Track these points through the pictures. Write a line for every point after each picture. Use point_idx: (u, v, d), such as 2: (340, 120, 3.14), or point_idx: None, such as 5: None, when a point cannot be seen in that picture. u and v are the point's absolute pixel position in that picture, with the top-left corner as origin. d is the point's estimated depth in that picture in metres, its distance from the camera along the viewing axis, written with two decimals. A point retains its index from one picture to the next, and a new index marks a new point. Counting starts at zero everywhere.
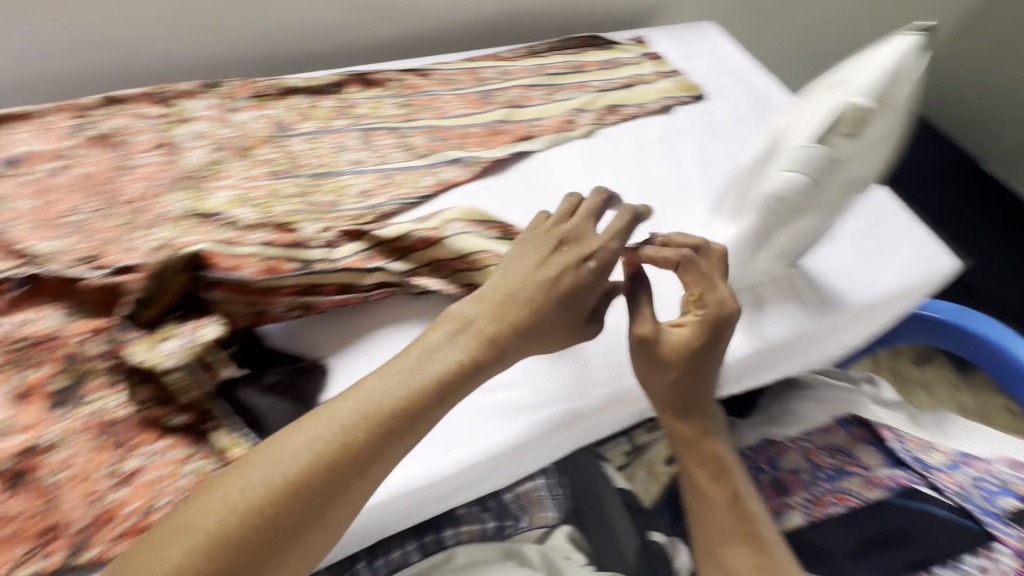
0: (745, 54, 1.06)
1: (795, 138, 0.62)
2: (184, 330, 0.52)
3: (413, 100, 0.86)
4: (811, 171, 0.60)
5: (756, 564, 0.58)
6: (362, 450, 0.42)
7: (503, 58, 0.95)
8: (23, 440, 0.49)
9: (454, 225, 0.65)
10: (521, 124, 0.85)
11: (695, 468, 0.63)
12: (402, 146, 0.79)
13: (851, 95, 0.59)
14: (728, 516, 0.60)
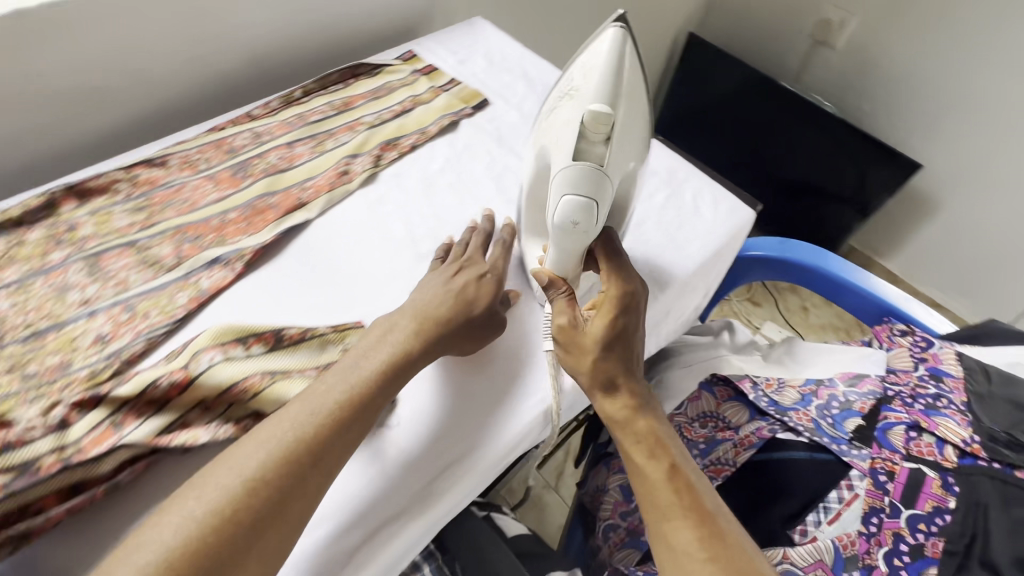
0: (520, 44, 1.02)
1: (556, 159, 0.58)
2: None
3: (151, 199, 0.72)
4: (583, 189, 0.56)
5: (695, 540, 0.50)
6: (290, 472, 0.46)
7: (255, 116, 0.83)
8: None
9: (204, 357, 0.54)
10: (288, 191, 0.75)
11: (627, 442, 0.57)
12: (144, 262, 0.66)
13: (583, 101, 0.56)
14: (666, 488, 0.53)
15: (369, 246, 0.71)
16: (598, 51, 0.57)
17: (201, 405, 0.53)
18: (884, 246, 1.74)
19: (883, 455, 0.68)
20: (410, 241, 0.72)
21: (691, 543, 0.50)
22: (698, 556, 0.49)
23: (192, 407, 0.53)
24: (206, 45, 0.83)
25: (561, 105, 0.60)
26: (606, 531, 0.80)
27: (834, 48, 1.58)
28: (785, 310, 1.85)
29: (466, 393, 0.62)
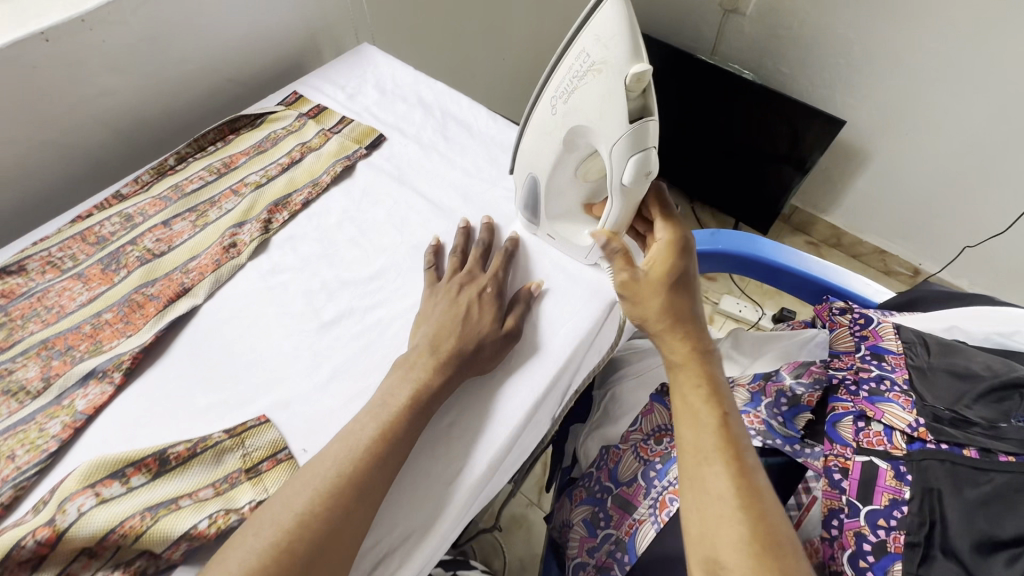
0: (412, 67, 0.96)
1: (602, 128, 0.51)
2: None
3: (9, 314, 0.64)
4: (649, 145, 0.51)
5: (733, 495, 0.47)
6: (326, 522, 0.46)
7: (124, 196, 0.76)
8: None
9: (72, 506, 0.48)
10: (169, 277, 0.68)
11: (686, 377, 0.55)
12: (6, 392, 0.58)
13: (619, 65, 0.47)
14: (714, 434, 0.50)
15: (266, 326, 0.65)
16: (609, 12, 0.47)
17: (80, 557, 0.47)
18: (824, 201, 1.76)
19: (835, 451, 0.66)
20: (312, 312, 0.66)
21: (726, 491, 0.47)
22: (733, 508, 0.46)
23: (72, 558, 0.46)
24: (54, 126, 0.74)
25: (583, 77, 0.50)
26: (577, 570, 0.76)
27: (746, 15, 1.52)
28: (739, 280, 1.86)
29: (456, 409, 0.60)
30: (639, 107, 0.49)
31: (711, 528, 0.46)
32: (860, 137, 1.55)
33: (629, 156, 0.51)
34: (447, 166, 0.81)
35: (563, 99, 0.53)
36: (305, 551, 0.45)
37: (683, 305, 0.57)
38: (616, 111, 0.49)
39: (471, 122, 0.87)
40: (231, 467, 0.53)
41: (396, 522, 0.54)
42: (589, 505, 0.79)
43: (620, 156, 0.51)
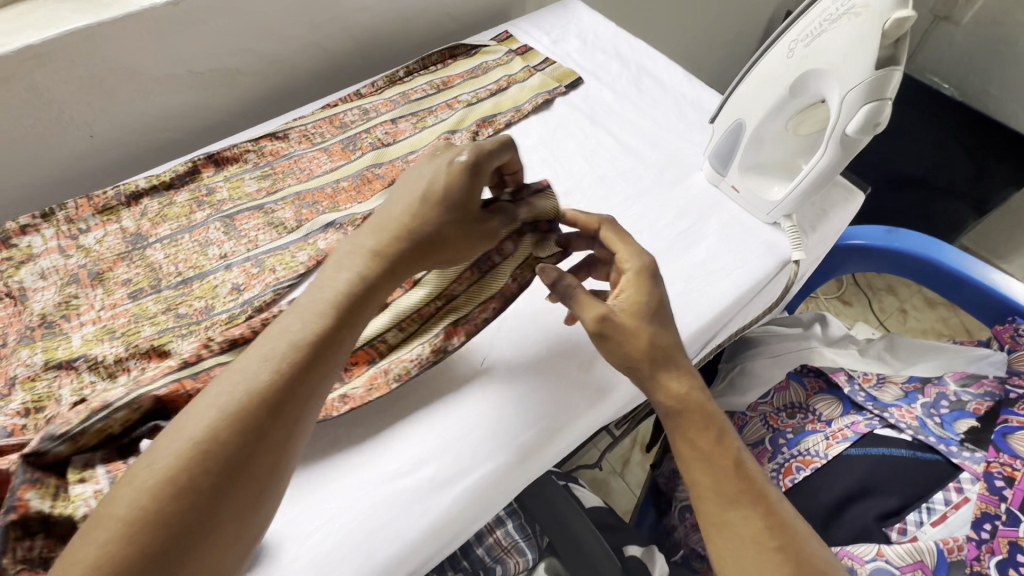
0: (615, 23, 1.01)
1: (841, 72, 0.53)
2: (107, 474, 0.49)
3: (275, 168, 0.80)
4: (885, 95, 0.52)
5: (767, 531, 0.48)
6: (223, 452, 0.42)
7: (363, 95, 0.90)
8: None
9: None
10: (392, 163, 0.80)
11: (689, 424, 0.53)
12: (270, 224, 0.74)
13: (880, 10, 0.49)
14: (727, 475, 0.51)
15: None
16: None
17: (399, 325, 0.63)
18: (1004, 247, 1.55)
19: (1000, 459, 0.63)
20: None
21: (757, 536, 0.48)
22: (768, 547, 0.48)
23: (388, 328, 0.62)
24: (322, 30, 0.90)
25: (837, 23, 0.53)
26: (682, 513, 0.79)
27: (960, 25, 1.41)
28: (879, 310, 1.72)
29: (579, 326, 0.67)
30: (889, 57, 0.51)
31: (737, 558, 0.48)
32: None
33: (861, 105, 0.53)
34: (639, 114, 0.86)
35: (805, 44, 0.56)
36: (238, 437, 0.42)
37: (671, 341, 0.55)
38: (864, 56, 0.51)
39: (666, 79, 0.91)
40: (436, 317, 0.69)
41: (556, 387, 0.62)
42: None
43: (852, 103, 0.53)
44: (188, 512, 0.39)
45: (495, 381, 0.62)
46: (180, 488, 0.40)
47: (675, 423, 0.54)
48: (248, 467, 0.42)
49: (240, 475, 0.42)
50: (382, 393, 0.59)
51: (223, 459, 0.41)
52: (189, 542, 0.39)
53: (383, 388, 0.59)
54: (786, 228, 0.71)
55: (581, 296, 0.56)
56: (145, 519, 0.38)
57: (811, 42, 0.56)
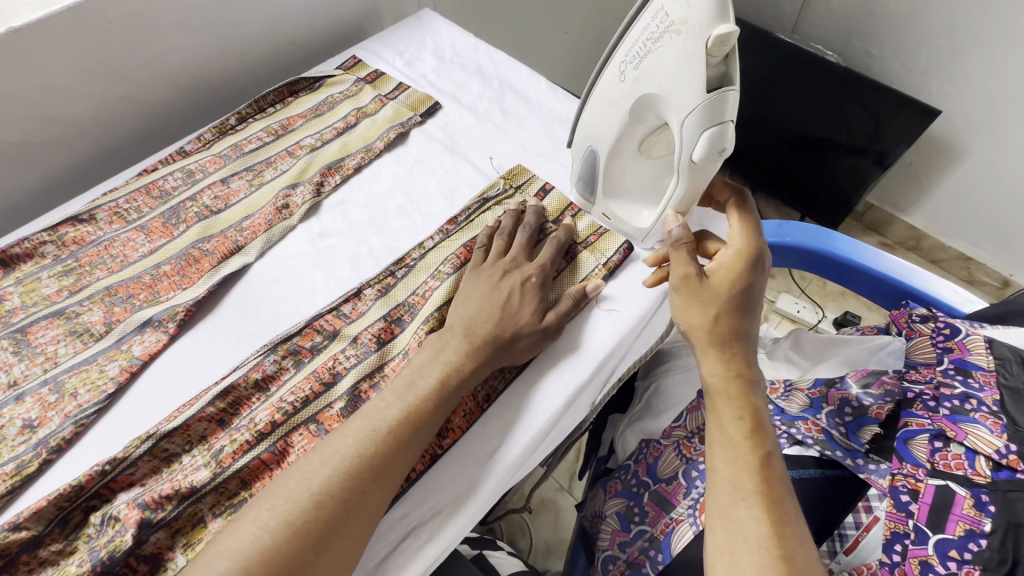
0: (472, 34, 0.93)
1: (675, 97, 0.47)
2: (107, 524, 0.49)
3: (80, 258, 0.67)
4: (723, 120, 0.46)
5: (776, 532, 0.43)
6: (285, 556, 0.43)
7: (187, 153, 0.77)
8: None
9: (247, 363, 0.58)
10: (224, 234, 0.69)
11: (726, 410, 0.49)
12: (74, 332, 0.61)
13: (699, 27, 0.44)
14: (750, 474, 0.46)
15: (312, 288, 0.65)
16: None
17: None
18: (905, 201, 1.54)
19: (904, 470, 0.60)
20: (355, 278, 0.65)
21: (766, 536, 0.43)
22: (771, 554, 0.42)
23: None
24: (124, 82, 0.77)
25: (660, 43, 0.47)
26: (605, 563, 0.74)
27: None
28: (801, 278, 1.72)
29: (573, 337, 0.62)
30: (718, 74, 0.45)
31: (729, 553, 0.44)
32: (957, 131, 1.31)
33: (702, 129, 0.47)
34: (502, 138, 0.78)
35: (639, 66, 0.50)
36: (297, 553, 0.43)
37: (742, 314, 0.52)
38: (692, 77, 0.45)
39: (530, 94, 0.83)
40: (352, 389, 0.57)
41: (536, 406, 0.58)
42: (624, 497, 0.76)
43: (691, 131, 0.47)
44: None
45: (504, 408, 0.58)
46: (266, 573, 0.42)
47: (711, 410, 0.51)
48: (343, 531, 0.46)
49: (326, 544, 0.44)
50: (476, 418, 0.57)
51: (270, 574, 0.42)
52: None
53: (476, 414, 0.57)
54: None
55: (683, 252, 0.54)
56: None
57: (643, 64, 0.50)
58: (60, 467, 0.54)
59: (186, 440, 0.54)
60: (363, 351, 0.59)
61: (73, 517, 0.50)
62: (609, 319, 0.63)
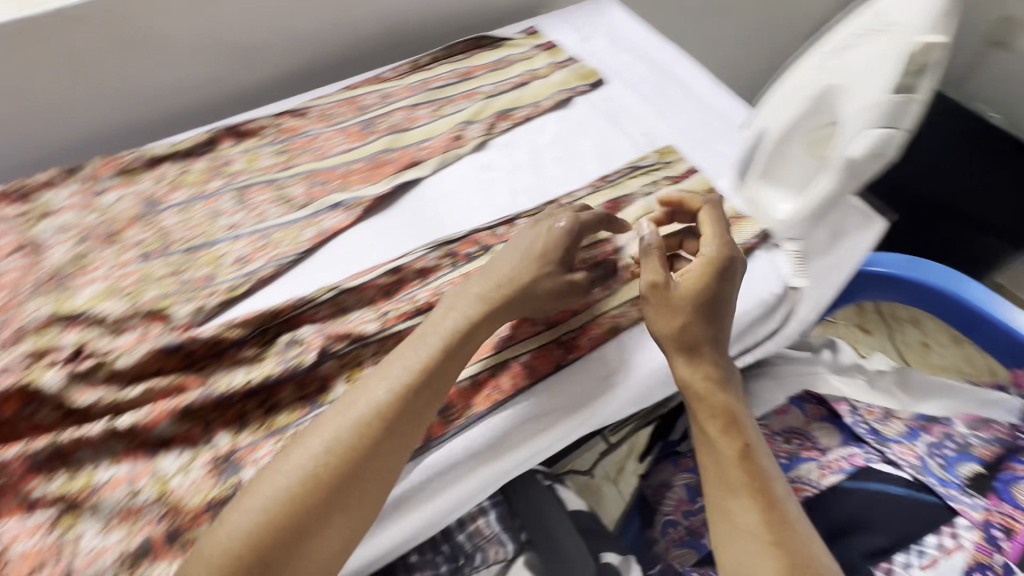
0: (647, 25, 0.99)
1: (865, 90, 0.55)
2: (294, 344, 0.60)
3: (292, 144, 0.81)
4: (901, 121, 0.53)
5: (766, 513, 0.51)
6: (326, 479, 0.48)
7: (385, 79, 0.90)
8: (60, 485, 0.52)
9: (416, 252, 0.68)
10: (407, 149, 0.80)
11: (702, 412, 0.56)
12: (281, 199, 0.75)
13: (909, 31, 0.53)
14: (738, 468, 0.53)
15: (473, 208, 0.74)
16: None
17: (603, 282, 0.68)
18: None
19: (1002, 510, 0.63)
20: (510, 207, 0.74)
21: (756, 525, 0.50)
22: (763, 539, 0.49)
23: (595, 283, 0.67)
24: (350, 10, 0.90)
25: (865, 42, 0.56)
26: (664, 526, 0.79)
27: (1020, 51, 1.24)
28: (901, 342, 1.64)
29: None
30: (912, 81, 0.53)
31: (730, 543, 0.51)
32: None
33: (879, 120, 0.54)
34: (659, 119, 0.84)
35: (838, 61, 0.59)
36: (332, 481, 0.48)
37: (706, 334, 0.57)
38: (887, 74, 0.53)
39: (693, 86, 0.89)
40: None
41: (653, 349, 0.66)
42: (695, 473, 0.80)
43: (869, 120, 0.54)
44: (306, 506, 0.47)
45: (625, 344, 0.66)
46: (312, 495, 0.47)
47: (690, 411, 0.57)
48: (387, 449, 0.50)
49: (362, 471, 0.49)
50: (599, 344, 0.65)
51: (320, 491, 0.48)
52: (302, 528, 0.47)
53: (599, 341, 0.65)
54: (790, 251, 0.68)
55: (655, 260, 0.59)
56: (283, 501, 0.47)
57: (842, 60, 0.58)
58: (259, 296, 0.66)
59: (360, 298, 0.64)
60: None
61: (268, 332, 0.62)
62: None
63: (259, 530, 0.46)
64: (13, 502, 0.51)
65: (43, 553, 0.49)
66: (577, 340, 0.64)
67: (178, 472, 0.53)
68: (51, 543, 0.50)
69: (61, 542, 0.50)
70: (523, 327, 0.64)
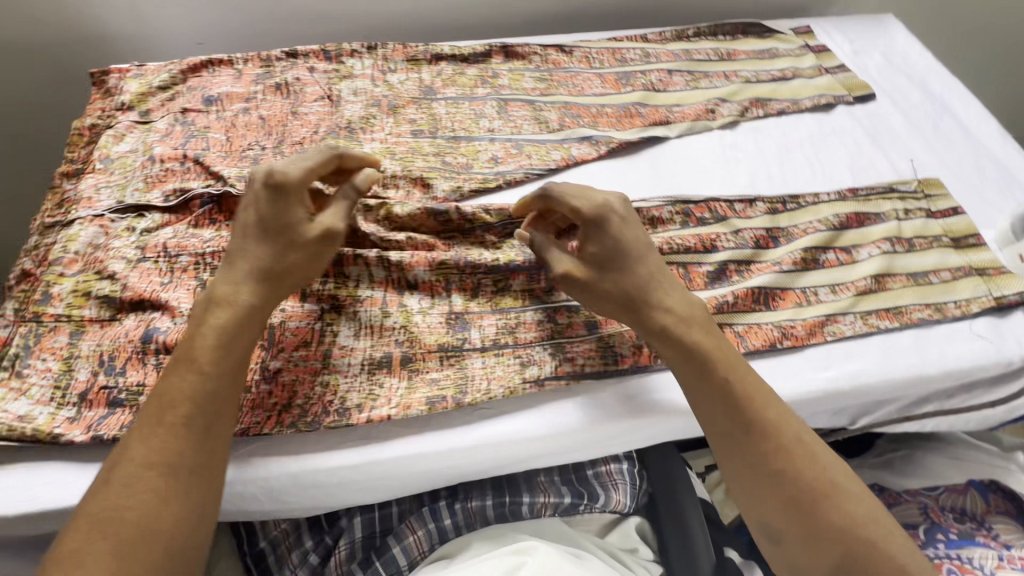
0: (932, 53, 0.93)
1: None
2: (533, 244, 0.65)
3: (553, 75, 0.87)
4: None
5: (785, 485, 0.50)
6: (149, 459, 0.46)
7: (648, 40, 0.93)
8: (327, 288, 0.61)
9: (654, 200, 0.71)
10: (657, 108, 0.83)
11: (693, 373, 0.54)
12: (536, 119, 0.80)
13: None
14: (767, 436, 0.52)
15: (712, 179, 0.75)
16: None
17: (832, 287, 0.65)
18: None
19: None
20: (749, 188, 0.74)
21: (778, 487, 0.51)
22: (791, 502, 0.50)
23: (822, 284, 0.65)
24: None
25: None
26: None
27: None
28: None
29: (934, 337, 0.63)
30: None
31: (757, 505, 0.52)
32: None
33: None
34: (925, 150, 0.79)
35: None
36: (136, 487, 0.45)
37: (633, 285, 0.56)
38: None
39: (972, 128, 0.82)
40: (727, 262, 0.66)
41: (875, 366, 0.60)
42: None
43: None
44: (149, 489, 0.45)
45: (844, 350, 0.61)
46: (150, 471, 0.46)
47: (684, 372, 0.55)
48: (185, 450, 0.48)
49: (140, 478, 0.46)
50: (816, 340, 0.61)
51: (146, 484, 0.45)
52: (164, 500, 0.45)
53: (818, 338, 0.61)
54: None
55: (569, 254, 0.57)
56: (134, 475, 0.46)
57: None
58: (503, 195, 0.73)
59: None
60: (741, 243, 0.68)
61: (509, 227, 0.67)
62: (978, 345, 0.62)
63: (136, 490, 0.45)
64: None
65: (306, 333, 0.58)
66: (795, 329, 0.61)
67: (419, 311, 0.61)
68: (310, 328, 0.59)
69: (319, 330, 0.59)
70: (742, 298, 0.63)
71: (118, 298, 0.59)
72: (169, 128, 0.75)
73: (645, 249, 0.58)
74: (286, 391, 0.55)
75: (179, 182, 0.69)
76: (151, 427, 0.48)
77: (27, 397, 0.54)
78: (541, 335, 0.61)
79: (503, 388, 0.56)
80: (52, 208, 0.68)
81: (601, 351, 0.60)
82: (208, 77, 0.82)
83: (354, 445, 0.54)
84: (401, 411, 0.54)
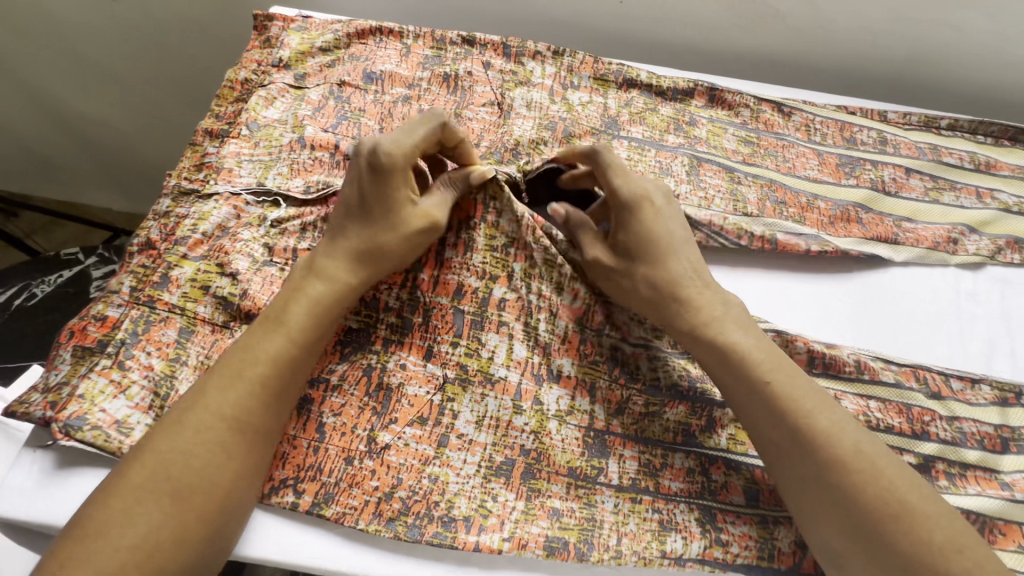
0: None
1: None
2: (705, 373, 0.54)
3: (761, 139, 0.71)
4: None
5: (898, 556, 0.41)
6: (220, 412, 0.43)
7: (887, 120, 0.75)
8: (458, 359, 0.51)
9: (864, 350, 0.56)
10: (883, 218, 0.66)
11: (776, 427, 0.46)
12: (732, 195, 0.66)
13: None
14: (868, 503, 0.42)
15: (936, 334, 0.61)
16: None
17: None
18: None
19: None
20: (982, 365, 0.60)
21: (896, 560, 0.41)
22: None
23: None
24: None
25: None
26: None
27: None
28: None
29: None
30: None
31: None
32: None
33: None
34: None
35: None
36: (203, 435, 0.42)
37: (694, 316, 0.49)
38: None
39: None
40: (940, 456, 0.53)
41: None
42: None
43: None
44: (213, 443, 0.42)
45: None
46: (217, 424, 0.43)
47: (773, 425, 0.46)
48: (257, 408, 0.44)
49: (205, 427, 0.42)
50: None
51: (211, 435, 0.42)
52: (225, 458, 0.42)
53: None
54: None
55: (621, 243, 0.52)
56: (203, 424, 0.42)
57: None
58: None
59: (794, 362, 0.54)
60: (959, 437, 0.54)
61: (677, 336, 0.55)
62: None
63: (200, 441, 0.42)
64: (418, 342, 0.52)
65: (424, 409, 0.50)
66: None
67: (555, 417, 0.51)
68: (428, 402, 0.50)
69: (437, 407, 0.50)
70: None
71: (236, 305, 0.53)
72: (322, 101, 0.66)
73: (685, 246, 0.52)
74: (389, 476, 0.48)
75: (324, 175, 0.61)
76: (230, 373, 0.44)
77: (126, 398, 0.48)
78: (689, 490, 0.50)
79: (636, 555, 0.47)
80: (190, 169, 0.62)
81: (759, 540, 0.49)
82: (373, 47, 0.72)
83: (451, 565, 0.47)
84: (514, 548, 0.46)
